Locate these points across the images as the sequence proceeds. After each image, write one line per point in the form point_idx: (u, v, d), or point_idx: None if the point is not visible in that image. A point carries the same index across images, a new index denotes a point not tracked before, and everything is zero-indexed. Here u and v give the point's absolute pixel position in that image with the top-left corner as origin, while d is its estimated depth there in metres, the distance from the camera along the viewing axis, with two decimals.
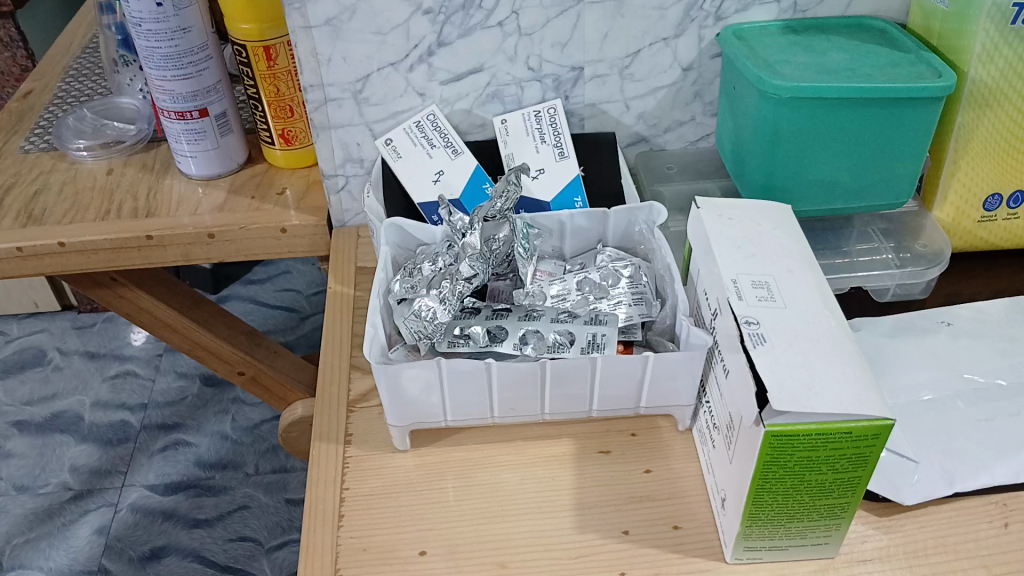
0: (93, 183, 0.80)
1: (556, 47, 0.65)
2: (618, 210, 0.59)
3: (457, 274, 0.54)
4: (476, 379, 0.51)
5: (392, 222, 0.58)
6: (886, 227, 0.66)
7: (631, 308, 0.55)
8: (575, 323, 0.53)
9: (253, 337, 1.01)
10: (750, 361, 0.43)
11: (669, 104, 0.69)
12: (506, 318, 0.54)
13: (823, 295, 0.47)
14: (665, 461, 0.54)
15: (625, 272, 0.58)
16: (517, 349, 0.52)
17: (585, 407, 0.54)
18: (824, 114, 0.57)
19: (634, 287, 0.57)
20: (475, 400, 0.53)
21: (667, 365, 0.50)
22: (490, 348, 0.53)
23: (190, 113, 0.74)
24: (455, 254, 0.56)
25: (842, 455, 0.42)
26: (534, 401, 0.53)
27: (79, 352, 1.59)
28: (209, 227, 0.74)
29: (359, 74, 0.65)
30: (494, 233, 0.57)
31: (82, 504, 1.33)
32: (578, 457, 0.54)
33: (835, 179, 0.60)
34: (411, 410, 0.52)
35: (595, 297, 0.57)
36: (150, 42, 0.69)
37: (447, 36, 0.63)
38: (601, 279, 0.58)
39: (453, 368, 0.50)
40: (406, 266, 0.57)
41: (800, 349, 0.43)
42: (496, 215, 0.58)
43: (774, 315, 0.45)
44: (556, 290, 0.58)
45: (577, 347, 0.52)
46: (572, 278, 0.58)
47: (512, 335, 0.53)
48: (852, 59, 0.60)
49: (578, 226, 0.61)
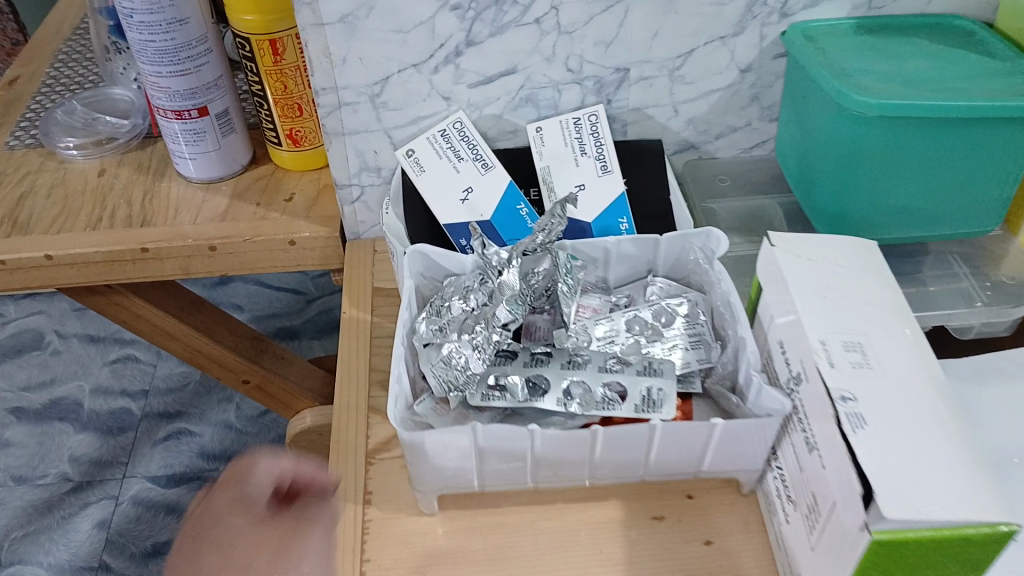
0: (84, 186, 0.73)
1: (599, 46, 0.57)
2: (671, 237, 0.53)
3: (492, 320, 0.48)
4: (518, 446, 0.45)
5: (416, 249, 0.51)
6: (965, 253, 0.59)
7: (687, 354, 0.50)
8: (626, 374, 0.47)
9: (258, 343, 0.95)
10: (850, 447, 0.37)
11: (722, 109, 0.62)
12: (547, 366, 0.48)
13: (922, 355, 0.42)
14: (725, 531, 0.48)
15: (681, 309, 0.51)
16: (562, 406, 0.46)
17: (638, 472, 0.48)
18: (911, 134, 0.49)
19: (691, 328, 0.51)
20: (515, 466, 0.47)
21: (737, 432, 0.44)
22: (531, 403, 0.46)
23: (188, 112, 0.67)
24: (489, 294, 0.50)
25: (953, 560, 0.36)
26: (581, 467, 0.47)
27: (78, 335, 1.52)
28: (210, 238, 0.68)
29: (377, 77, 0.57)
30: (532, 267, 0.50)
31: (83, 496, 1.28)
32: (628, 523, 0.49)
33: (918, 206, 0.53)
34: (441, 475, 0.46)
35: (647, 341, 0.51)
36: (143, 35, 0.62)
37: (477, 34, 0.56)
38: (653, 319, 0.52)
39: (490, 433, 0.44)
40: (433, 303, 0.51)
41: (902, 432, 0.38)
42: (537, 249, 0.50)
43: (870, 388, 0.40)
44: (602, 331, 0.51)
45: (630, 404, 0.46)
46: (619, 316, 0.52)
47: (554, 390, 0.46)
48: (938, 67, 0.52)
49: (622, 255, 0.54)
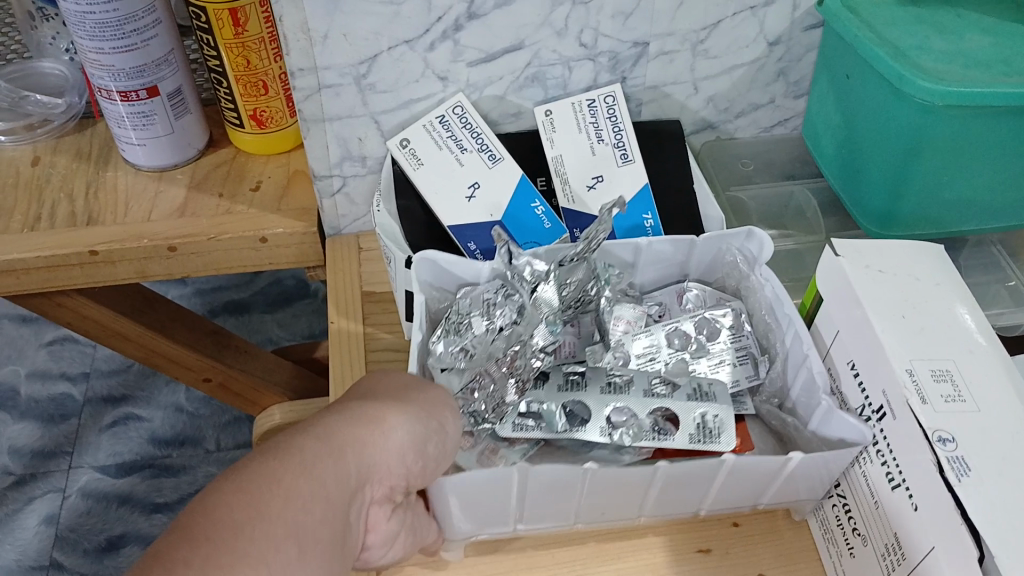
0: (16, 176, 0.64)
1: (617, 17, 0.50)
2: (710, 237, 0.47)
3: (529, 345, 0.42)
4: (569, 487, 0.39)
5: (425, 256, 0.45)
6: (1005, 239, 0.55)
7: (735, 373, 0.45)
8: (676, 399, 0.41)
9: (218, 338, 0.86)
10: (958, 499, 0.33)
11: (747, 85, 0.56)
12: (586, 391, 0.42)
13: (1016, 381, 0.37)
14: (780, 563, 0.44)
15: (724, 320, 0.46)
16: (607, 437, 0.40)
17: (689, 508, 0.43)
18: (978, 122, 0.44)
19: (737, 342, 0.45)
20: (556, 508, 0.41)
21: (812, 465, 0.39)
22: (573, 435, 0.41)
23: (136, 93, 0.58)
24: (519, 310, 0.44)
25: None
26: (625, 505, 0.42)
27: (9, 316, 1.40)
28: (168, 238, 0.60)
29: (364, 55, 0.50)
30: (564, 279, 0.44)
31: (27, 491, 1.19)
32: (673, 560, 0.44)
33: (974, 198, 0.49)
34: (470, 520, 0.41)
35: (692, 357, 0.45)
36: (79, 6, 0.53)
37: (480, 6, 0.48)
38: (695, 333, 0.46)
39: (536, 474, 0.38)
40: (449, 319, 0.44)
41: (1010, 477, 0.33)
42: (572, 258, 0.44)
43: (969, 425, 0.35)
44: (641, 347, 0.46)
45: (685, 434, 0.40)
46: (659, 329, 0.46)
47: (596, 418, 0.41)
48: (1000, 46, 0.47)
49: (651, 261, 0.48)
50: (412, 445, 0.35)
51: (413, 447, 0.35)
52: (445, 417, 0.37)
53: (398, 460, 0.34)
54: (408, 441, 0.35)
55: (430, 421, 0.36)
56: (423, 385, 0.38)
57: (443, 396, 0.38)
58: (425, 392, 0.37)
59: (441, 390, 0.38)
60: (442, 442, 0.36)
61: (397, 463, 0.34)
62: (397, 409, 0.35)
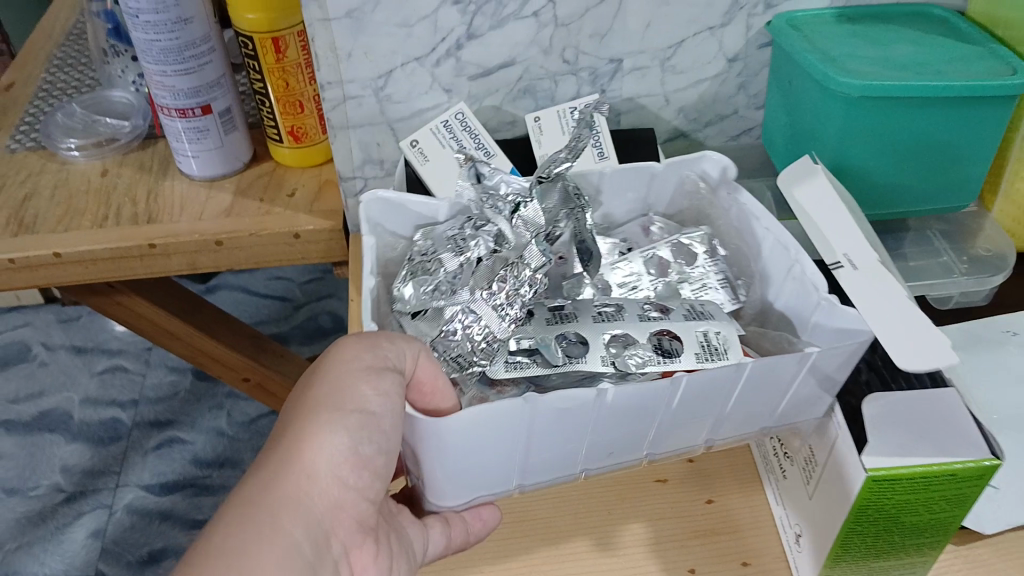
0: (87, 186, 0.75)
1: (595, 38, 0.60)
2: (671, 164, 0.56)
3: (519, 266, 0.48)
4: (575, 417, 0.42)
5: (374, 195, 0.54)
6: (945, 229, 0.64)
7: (719, 293, 0.52)
8: (676, 322, 0.46)
9: (257, 342, 0.96)
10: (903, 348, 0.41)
11: (712, 98, 0.65)
12: (580, 324, 0.47)
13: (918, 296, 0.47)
14: (725, 490, 0.53)
15: (699, 246, 0.54)
16: (610, 365, 0.45)
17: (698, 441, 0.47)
18: (898, 114, 0.53)
19: (716, 264, 0.53)
20: (558, 451, 0.44)
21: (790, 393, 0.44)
22: (573, 365, 0.45)
23: (192, 111, 0.68)
24: (496, 237, 0.51)
25: (942, 497, 0.40)
26: (636, 440, 0.45)
27: (66, 346, 1.46)
28: (215, 233, 0.69)
29: (381, 70, 0.59)
30: (543, 201, 0.50)
31: (76, 506, 1.23)
32: (634, 486, 0.53)
33: (902, 184, 0.57)
34: (469, 468, 0.43)
35: (675, 280, 0.53)
36: (148, 35, 0.62)
37: (478, 27, 0.58)
38: (671, 257, 0.54)
39: (549, 405, 0.40)
40: (415, 266, 0.51)
41: None
42: (547, 176, 0.50)
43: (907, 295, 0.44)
44: (623, 277, 0.54)
45: (693, 354, 0.44)
46: (637, 256, 0.54)
47: (596, 349, 0.45)
48: (921, 52, 0.55)
49: (615, 189, 0.58)
50: (346, 448, 0.41)
51: (349, 451, 0.41)
52: (357, 397, 0.42)
53: (345, 474, 0.41)
54: (343, 447, 0.41)
55: (348, 413, 0.41)
56: (322, 384, 0.42)
57: (348, 374, 0.42)
58: (323, 389, 0.42)
59: (344, 366, 0.42)
60: (379, 422, 0.42)
61: (347, 474, 0.42)
62: (310, 438, 0.40)
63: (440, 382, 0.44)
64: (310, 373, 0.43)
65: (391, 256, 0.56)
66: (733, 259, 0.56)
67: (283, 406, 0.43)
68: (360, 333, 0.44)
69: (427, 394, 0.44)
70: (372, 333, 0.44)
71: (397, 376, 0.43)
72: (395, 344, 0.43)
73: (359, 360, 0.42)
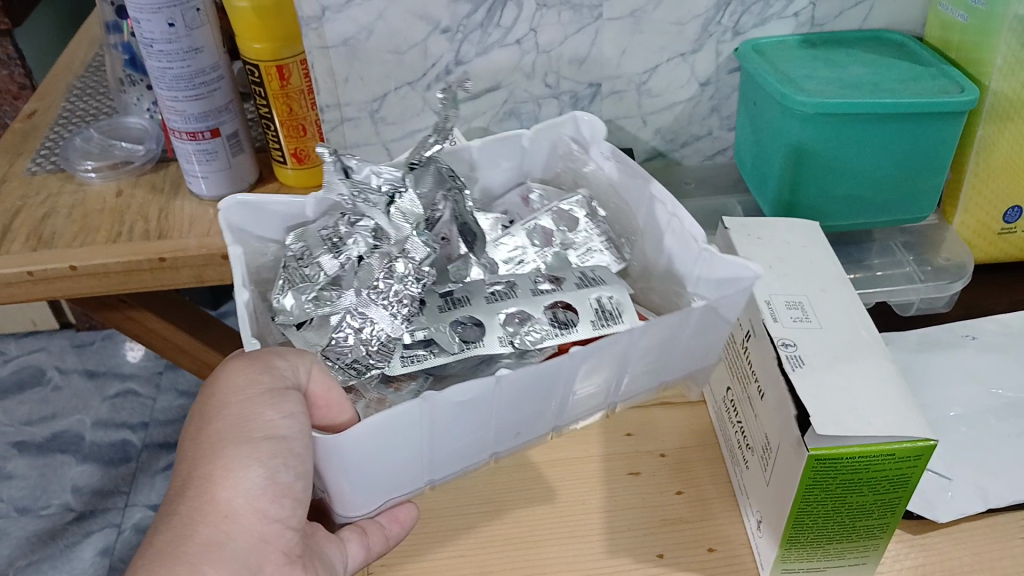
0: (103, 205, 0.79)
1: (574, 63, 0.64)
2: (543, 128, 0.60)
3: (403, 258, 0.49)
4: (474, 408, 0.43)
5: (235, 199, 0.51)
6: (907, 240, 0.68)
7: (604, 255, 0.54)
8: (569, 292, 0.49)
9: None
10: (790, 381, 0.47)
11: (687, 119, 0.69)
12: (475, 308, 0.48)
13: (856, 312, 0.51)
14: (693, 482, 0.58)
15: (580, 212, 0.56)
16: (508, 346, 0.47)
17: (606, 402, 0.50)
18: (850, 128, 0.58)
19: (596, 228, 0.55)
20: (466, 437, 0.45)
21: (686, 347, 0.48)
22: (471, 351, 0.47)
23: (201, 133, 0.72)
24: (373, 232, 0.51)
25: (885, 475, 0.45)
26: (537, 416, 0.48)
27: (78, 370, 1.48)
28: (221, 248, 0.73)
29: (376, 94, 0.64)
30: (417, 186, 0.52)
31: (85, 525, 1.24)
32: (608, 479, 0.58)
33: (859, 195, 0.62)
34: (371, 477, 0.44)
35: (560, 248, 0.54)
36: (161, 63, 0.66)
37: (465, 54, 0.63)
38: (554, 226, 0.55)
39: (438, 399, 0.41)
40: (290, 274, 0.50)
41: (839, 372, 0.47)
42: (421, 160, 0.53)
43: (811, 336, 0.49)
44: (507, 254, 0.54)
45: (589, 322, 0.47)
46: (519, 231, 0.55)
47: (493, 330, 0.47)
48: (873, 73, 0.60)
49: (490, 159, 0.60)
50: (262, 478, 0.42)
51: (267, 480, 0.42)
52: (262, 422, 0.42)
53: (265, 504, 0.42)
54: (258, 479, 0.42)
55: (257, 441, 0.42)
56: (223, 417, 0.43)
57: (249, 401, 0.43)
58: (225, 420, 0.43)
59: (241, 394, 0.43)
60: (291, 446, 0.42)
61: (267, 504, 0.43)
62: (222, 474, 0.42)
63: (334, 391, 0.45)
64: (205, 407, 0.44)
65: (262, 263, 0.54)
66: (612, 216, 0.58)
67: (184, 441, 0.44)
68: (252, 355, 0.44)
69: (325, 403, 0.45)
70: (264, 353, 0.44)
71: (297, 393, 0.44)
72: (288, 358, 0.44)
73: (256, 385, 0.43)
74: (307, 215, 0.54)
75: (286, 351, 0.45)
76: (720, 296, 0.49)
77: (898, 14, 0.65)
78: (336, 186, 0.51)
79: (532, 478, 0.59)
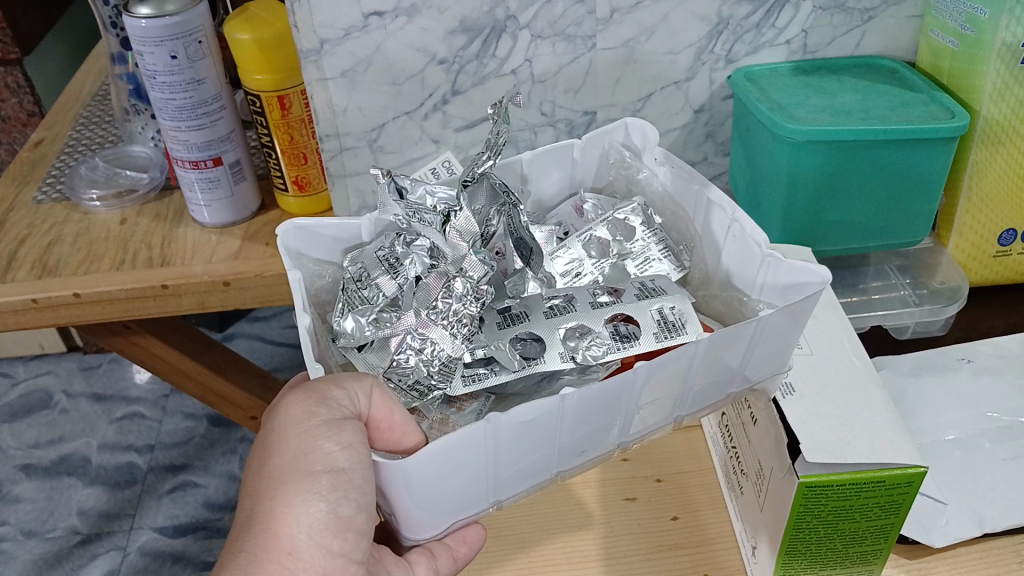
0: (107, 233, 0.80)
1: (569, 92, 0.65)
2: (594, 135, 0.59)
3: (454, 277, 0.47)
4: (540, 427, 0.40)
5: (293, 223, 0.51)
6: (902, 264, 0.70)
7: (663, 263, 0.54)
8: (631, 305, 0.47)
9: (266, 380, 1.02)
10: (780, 408, 0.48)
11: (682, 145, 0.70)
12: (534, 322, 0.48)
13: (847, 335, 0.53)
14: (689, 507, 0.58)
15: (637, 220, 0.55)
16: (570, 361, 0.46)
17: (670, 416, 0.46)
18: (841, 153, 0.59)
19: (655, 234, 0.55)
20: (534, 464, 0.43)
21: (763, 361, 0.45)
22: (535, 368, 0.46)
23: (204, 162, 0.73)
24: (430, 251, 0.51)
25: (876, 503, 0.45)
26: (607, 433, 0.44)
27: (85, 394, 1.49)
28: (224, 275, 0.74)
29: (374, 124, 0.65)
30: (471, 202, 0.50)
31: (91, 548, 1.24)
32: (606, 505, 0.59)
33: (852, 220, 0.63)
34: (439, 500, 0.41)
35: (618, 258, 0.55)
36: (164, 94, 0.68)
37: (462, 85, 0.63)
38: (610, 235, 0.55)
39: (505, 424, 0.39)
40: (348, 296, 0.51)
41: (834, 402, 0.48)
42: (473, 176, 0.50)
43: (806, 365, 0.51)
44: (565, 265, 0.55)
45: (652, 335, 0.46)
46: (575, 242, 0.55)
47: (554, 346, 0.46)
48: (865, 99, 0.61)
49: (541, 171, 0.60)
50: (323, 512, 0.43)
51: (327, 514, 0.43)
52: (320, 455, 0.43)
53: (327, 538, 0.43)
54: (319, 513, 0.43)
55: (318, 475, 0.42)
56: (283, 452, 0.43)
57: (308, 433, 0.43)
58: (286, 455, 0.43)
59: (300, 427, 0.43)
60: (350, 477, 0.43)
61: (330, 539, 0.43)
62: (284, 509, 0.42)
63: (396, 415, 0.44)
64: (267, 441, 0.44)
65: (320, 285, 0.54)
66: (669, 223, 0.56)
67: (251, 467, 0.45)
68: (308, 387, 0.44)
69: (386, 428, 0.44)
70: (322, 382, 0.44)
71: (355, 423, 0.43)
72: (344, 388, 0.44)
73: (313, 417, 0.43)
74: (360, 237, 0.54)
75: (343, 378, 0.44)
76: (786, 303, 0.48)
77: (890, 40, 0.66)
78: (390, 207, 0.50)
79: (534, 512, 0.59)
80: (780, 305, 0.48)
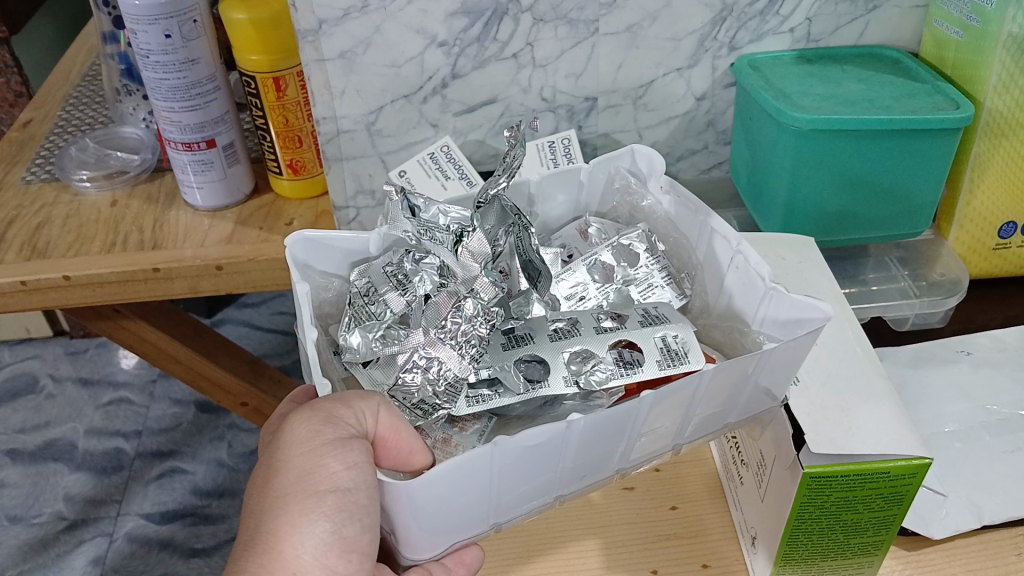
0: (97, 215, 0.79)
1: (570, 77, 0.64)
2: (600, 161, 0.58)
3: (458, 307, 0.47)
4: (545, 451, 0.40)
5: (303, 234, 0.51)
6: (902, 256, 0.69)
7: (665, 291, 0.53)
8: (633, 331, 0.47)
9: (256, 366, 1.01)
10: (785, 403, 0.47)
11: (683, 133, 0.70)
12: (538, 345, 0.47)
13: (854, 332, 0.52)
14: (688, 497, 0.58)
15: (640, 248, 0.54)
16: (573, 387, 0.45)
17: (669, 444, 0.46)
18: (840, 145, 0.58)
19: (659, 262, 0.54)
20: (539, 483, 0.42)
21: (772, 384, 0.44)
22: (537, 392, 0.45)
23: (197, 145, 0.71)
24: (439, 269, 0.50)
25: (880, 494, 0.45)
26: (610, 458, 0.43)
27: (72, 378, 1.48)
28: (216, 259, 0.73)
29: (372, 107, 0.63)
30: (483, 223, 0.49)
31: (77, 534, 1.23)
32: (606, 496, 0.58)
33: (847, 214, 0.63)
34: (442, 519, 0.40)
35: (621, 284, 0.54)
36: (157, 74, 0.66)
37: (462, 68, 0.63)
38: (614, 262, 0.54)
39: (516, 445, 0.38)
40: (355, 308, 0.50)
41: (844, 405, 0.47)
42: (486, 198, 0.50)
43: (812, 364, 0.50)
44: (571, 288, 0.54)
45: (653, 363, 0.45)
46: (580, 265, 0.54)
47: (557, 369, 0.46)
48: (868, 90, 0.61)
49: (547, 193, 0.58)
50: (329, 533, 0.42)
51: (332, 534, 0.42)
52: (325, 474, 0.42)
53: (333, 559, 0.42)
54: (324, 533, 0.42)
55: (324, 495, 0.42)
56: (289, 471, 0.43)
57: (314, 450, 0.43)
58: (292, 473, 0.43)
59: (307, 445, 0.43)
60: (356, 497, 0.42)
61: (336, 559, 0.43)
62: (289, 529, 0.42)
63: (404, 434, 0.43)
64: (271, 461, 0.44)
65: (324, 298, 0.53)
66: (673, 251, 0.56)
67: (256, 484, 0.44)
68: (315, 405, 0.43)
69: (394, 447, 0.43)
70: (327, 401, 0.43)
71: (362, 443, 0.42)
72: (352, 406, 0.43)
73: (319, 436, 0.42)
74: (368, 251, 0.53)
75: (350, 397, 0.43)
76: (788, 337, 0.47)
77: (894, 29, 0.66)
78: (400, 224, 0.50)
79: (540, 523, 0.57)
80: (782, 340, 0.47)
